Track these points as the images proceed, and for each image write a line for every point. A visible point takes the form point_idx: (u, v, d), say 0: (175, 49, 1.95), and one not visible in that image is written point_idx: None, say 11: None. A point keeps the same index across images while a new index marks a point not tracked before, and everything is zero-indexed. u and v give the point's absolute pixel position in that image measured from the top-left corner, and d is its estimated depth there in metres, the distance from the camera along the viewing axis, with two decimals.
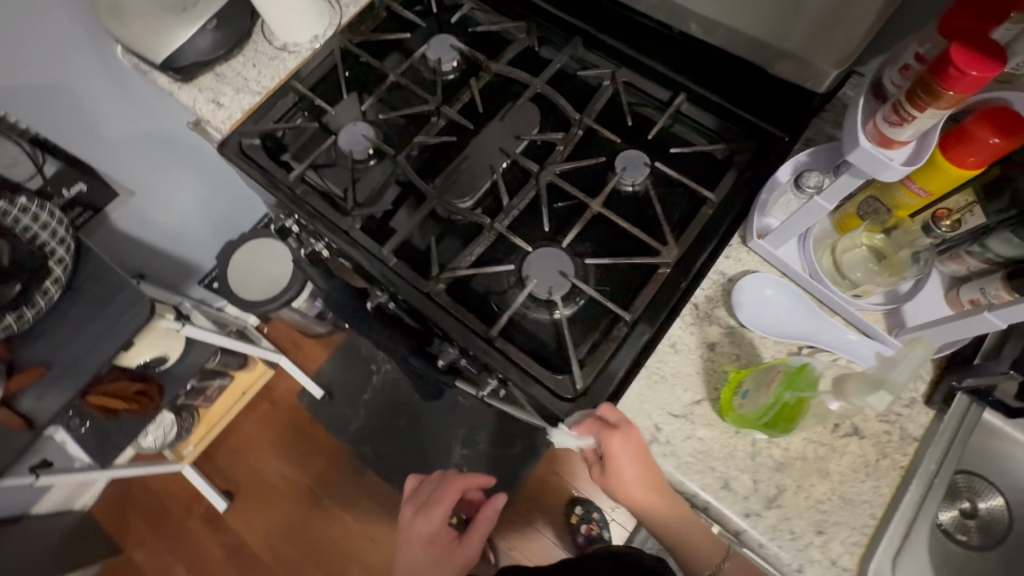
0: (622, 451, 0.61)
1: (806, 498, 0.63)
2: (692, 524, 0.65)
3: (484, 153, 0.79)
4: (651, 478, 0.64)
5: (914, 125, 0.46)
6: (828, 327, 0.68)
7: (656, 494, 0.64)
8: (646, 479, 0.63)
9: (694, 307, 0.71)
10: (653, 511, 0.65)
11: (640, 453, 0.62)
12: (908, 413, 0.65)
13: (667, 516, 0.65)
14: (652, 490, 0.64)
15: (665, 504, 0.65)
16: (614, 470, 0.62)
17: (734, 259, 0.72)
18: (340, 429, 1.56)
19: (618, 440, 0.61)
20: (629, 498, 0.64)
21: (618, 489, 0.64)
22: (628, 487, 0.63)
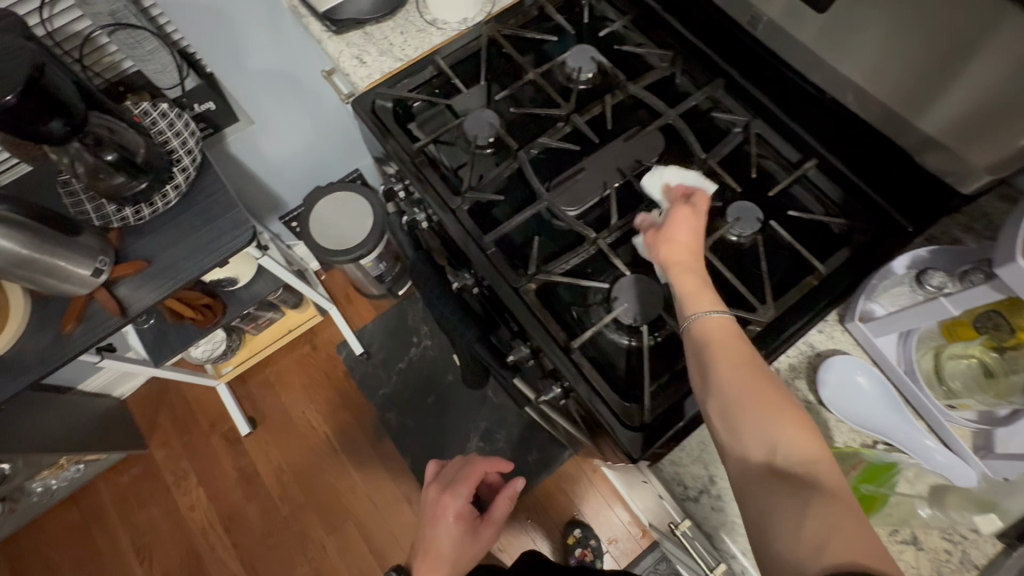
0: (683, 213, 0.65)
1: None
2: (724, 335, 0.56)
3: (601, 169, 0.80)
4: (695, 257, 0.63)
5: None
6: (909, 427, 0.66)
7: (689, 270, 0.62)
8: (695, 254, 0.63)
9: (775, 372, 0.70)
10: (682, 276, 0.61)
11: (698, 228, 0.65)
12: (974, 538, 0.62)
13: (694, 299, 0.59)
14: (690, 263, 0.62)
15: (699, 291, 0.60)
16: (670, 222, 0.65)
17: (827, 335, 0.72)
18: (369, 389, 1.61)
19: (685, 206, 0.66)
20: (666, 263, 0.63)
21: (666, 245, 0.64)
22: (675, 248, 0.63)
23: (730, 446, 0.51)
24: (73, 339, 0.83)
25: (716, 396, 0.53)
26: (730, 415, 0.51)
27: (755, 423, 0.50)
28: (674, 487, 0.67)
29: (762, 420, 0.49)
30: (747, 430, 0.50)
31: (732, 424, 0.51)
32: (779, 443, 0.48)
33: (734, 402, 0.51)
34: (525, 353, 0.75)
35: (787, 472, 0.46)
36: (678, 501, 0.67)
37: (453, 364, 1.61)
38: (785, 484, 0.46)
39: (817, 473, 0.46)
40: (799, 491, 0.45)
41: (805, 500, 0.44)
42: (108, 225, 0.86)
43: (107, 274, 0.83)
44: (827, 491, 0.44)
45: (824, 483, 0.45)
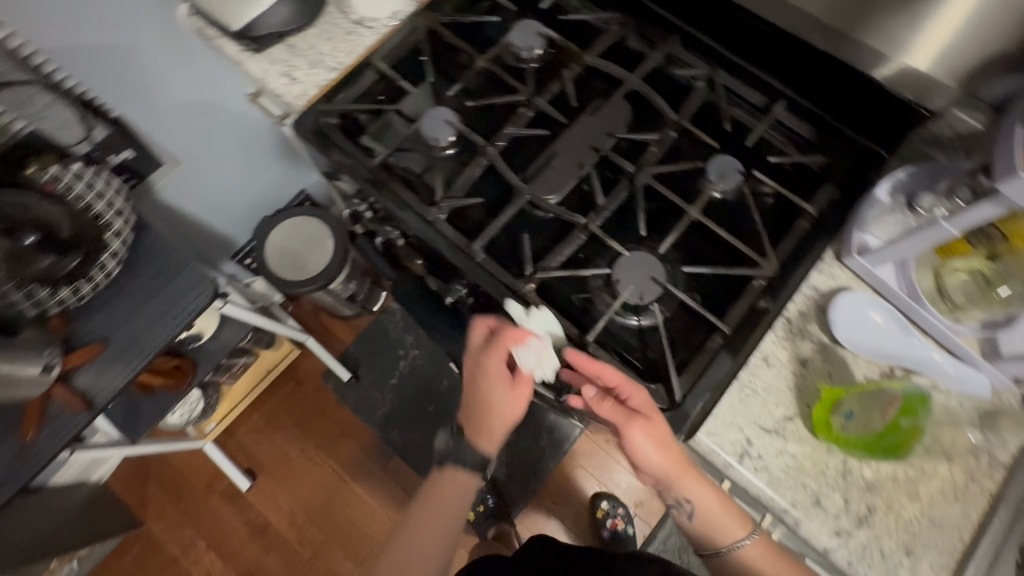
0: (638, 434, 0.63)
1: (896, 518, 0.63)
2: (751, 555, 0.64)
3: (574, 149, 0.76)
4: (680, 467, 0.64)
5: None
6: (921, 349, 0.67)
7: (705, 485, 0.65)
8: (677, 464, 0.64)
9: (787, 321, 0.70)
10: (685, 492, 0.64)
11: (663, 439, 0.63)
12: (998, 440, 0.65)
13: (724, 529, 0.64)
14: (685, 476, 0.64)
15: (723, 528, 0.65)
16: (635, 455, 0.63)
17: (826, 274, 0.72)
18: (365, 413, 1.55)
19: (639, 425, 0.62)
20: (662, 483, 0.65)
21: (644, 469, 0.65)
22: (673, 471, 0.64)
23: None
24: (37, 447, 0.74)
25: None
26: None
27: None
28: (714, 456, 0.66)
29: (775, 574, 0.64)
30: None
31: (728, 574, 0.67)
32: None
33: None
34: None
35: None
36: (721, 469, 0.66)
37: (445, 368, 1.57)
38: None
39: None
40: None
41: None
42: (45, 313, 0.76)
43: (59, 367, 0.74)
44: None
45: None
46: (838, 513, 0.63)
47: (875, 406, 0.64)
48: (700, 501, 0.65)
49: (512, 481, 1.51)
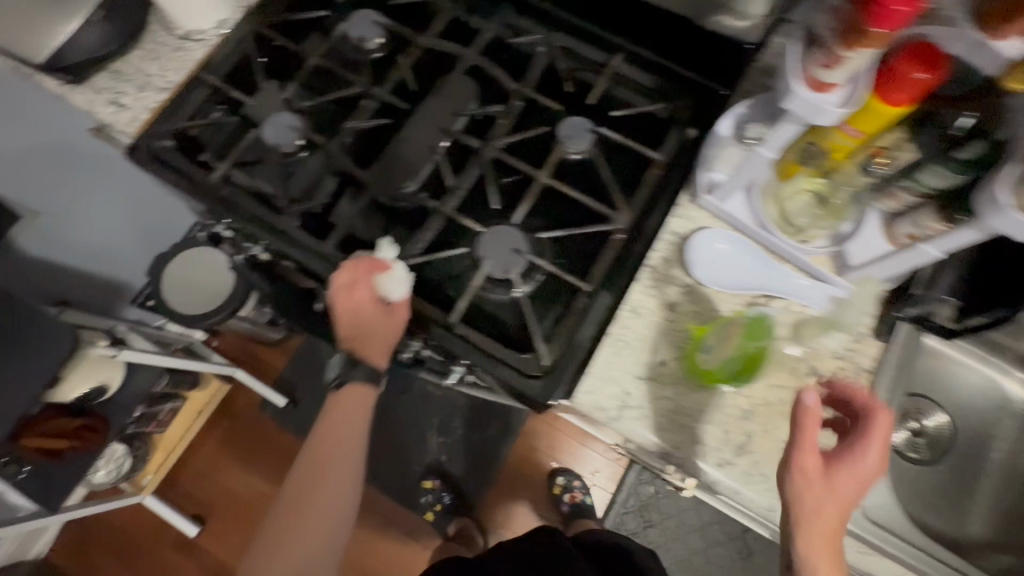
0: (863, 469, 0.56)
1: (774, 440, 0.65)
2: None
3: (422, 133, 0.75)
4: (833, 526, 0.56)
5: (846, 67, 0.46)
6: (778, 273, 0.69)
7: (835, 562, 0.56)
8: (834, 522, 0.56)
9: (651, 269, 0.71)
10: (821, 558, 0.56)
11: (856, 478, 0.56)
12: (859, 347, 0.68)
13: None
14: (825, 537, 0.56)
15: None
16: (817, 494, 0.55)
17: (684, 217, 0.73)
18: (310, 434, 1.52)
19: (877, 446, 0.56)
20: (797, 527, 0.56)
21: (810, 510, 0.55)
22: (812, 525, 0.55)
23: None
24: None
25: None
26: None
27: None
28: (597, 413, 0.67)
29: None
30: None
31: None
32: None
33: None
34: (416, 346, 0.73)
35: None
36: (605, 424, 0.67)
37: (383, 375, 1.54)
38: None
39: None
40: None
41: None
42: None
43: None
44: None
45: None
46: (719, 446, 0.65)
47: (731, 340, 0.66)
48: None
49: (468, 475, 1.50)
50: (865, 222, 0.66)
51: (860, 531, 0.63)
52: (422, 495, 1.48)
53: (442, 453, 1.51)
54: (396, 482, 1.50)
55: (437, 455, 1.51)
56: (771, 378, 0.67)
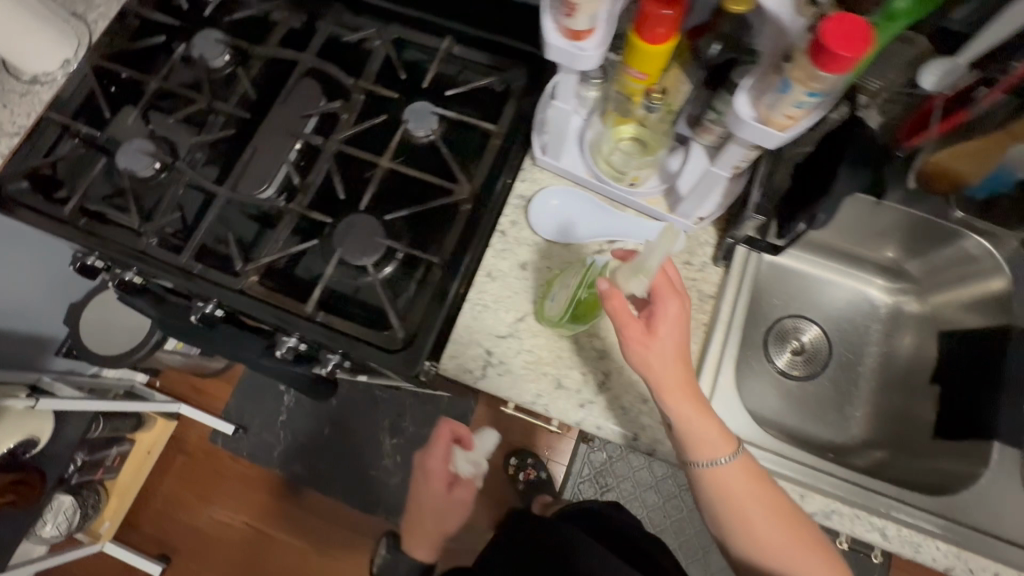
0: (670, 320, 0.59)
1: (630, 374, 0.69)
2: (723, 481, 0.61)
3: (272, 139, 0.77)
4: (682, 376, 0.60)
5: (581, 14, 0.50)
6: (618, 219, 0.74)
7: (695, 405, 0.60)
8: (681, 373, 0.60)
9: (502, 235, 0.74)
10: (687, 419, 0.60)
11: (676, 333, 0.60)
12: (701, 276, 0.72)
13: (703, 449, 0.61)
14: (680, 391, 0.60)
15: (709, 441, 0.61)
16: (645, 347, 0.59)
17: (530, 180, 0.77)
18: (264, 456, 1.53)
19: (675, 300, 0.59)
20: (659, 394, 0.60)
21: (644, 368, 0.60)
22: (664, 386, 0.60)
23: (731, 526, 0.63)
24: None
25: (727, 507, 0.62)
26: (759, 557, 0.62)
27: (779, 549, 0.61)
28: (464, 375, 0.69)
29: (738, 522, 0.61)
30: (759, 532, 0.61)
31: (719, 520, 0.63)
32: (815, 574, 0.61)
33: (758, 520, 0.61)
34: (291, 343, 0.73)
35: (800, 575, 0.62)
36: (474, 386, 0.70)
37: None
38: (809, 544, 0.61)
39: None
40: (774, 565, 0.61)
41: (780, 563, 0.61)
42: None
43: None
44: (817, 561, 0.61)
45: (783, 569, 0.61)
46: (580, 388, 0.68)
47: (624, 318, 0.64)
48: (696, 431, 0.60)
49: None
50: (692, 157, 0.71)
51: None
52: (382, 498, 1.50)
53: (396, 454, 1.52)
54: (356, 490, 1.51)
55: (392, 456, 1.52)
56: None
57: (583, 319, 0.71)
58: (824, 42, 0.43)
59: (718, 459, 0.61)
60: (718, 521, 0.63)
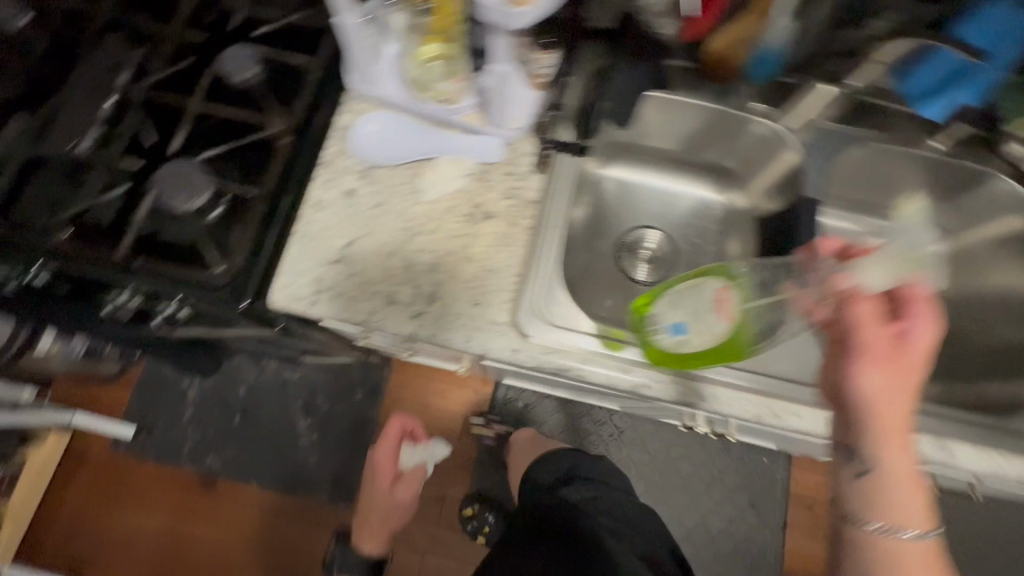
0: (874, 370, 0.55)
1: (460, 282, 0.71)
2: (908, 568, 0.52)
3: (76, 92, 0.73)
4: (899, 419, 0.55)
5: None
6: (437, 137, 0.75)
7: (900, 447, 0.55)
8: (890, 416, 0.55)
9: (327, 165, 0.74)
10: (894, 482, 0.54)
11: (896, 380, 0.55)
12: (524, 183, 0.75)
13: (892, 511, 0.54)
14: (893, 431, 0.54)
15: (904, 506, 0.54)
16: (856, 379, 0.55)
17: (353, 111, 0.76)
18: (173, 455, 1.48)
19: (921, 317, 0.56)
20: (872, 426, 0.55)
21: (863, 410, 0.55)
22: (880, 418, 0.55)
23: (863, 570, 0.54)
24: None
25: None
26: None
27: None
28: (297, 304, 0.70)
29: None
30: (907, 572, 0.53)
31: None
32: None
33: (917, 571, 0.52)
34: (120, 299, 0.71)
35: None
36: (309, 313, 0.70)
37: (236, 376, 1.52)
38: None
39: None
40: None
41: None
42: None
43: None
44: None
45: None
46: (412, 301, 0.70)
47: (704, 309, 0.66)
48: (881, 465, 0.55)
49: (345, 445, 1.50)
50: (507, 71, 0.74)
51: (554, 339, 0.69)
52: (303, 478, 1.48)
53: (313, 432, 1.50)
54: (275, 475, 1.48)
55: (309, 435, 1.50)
56: (448, 230, 0.73)
57: (412, 236, 0.73)
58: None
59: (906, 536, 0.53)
60: None
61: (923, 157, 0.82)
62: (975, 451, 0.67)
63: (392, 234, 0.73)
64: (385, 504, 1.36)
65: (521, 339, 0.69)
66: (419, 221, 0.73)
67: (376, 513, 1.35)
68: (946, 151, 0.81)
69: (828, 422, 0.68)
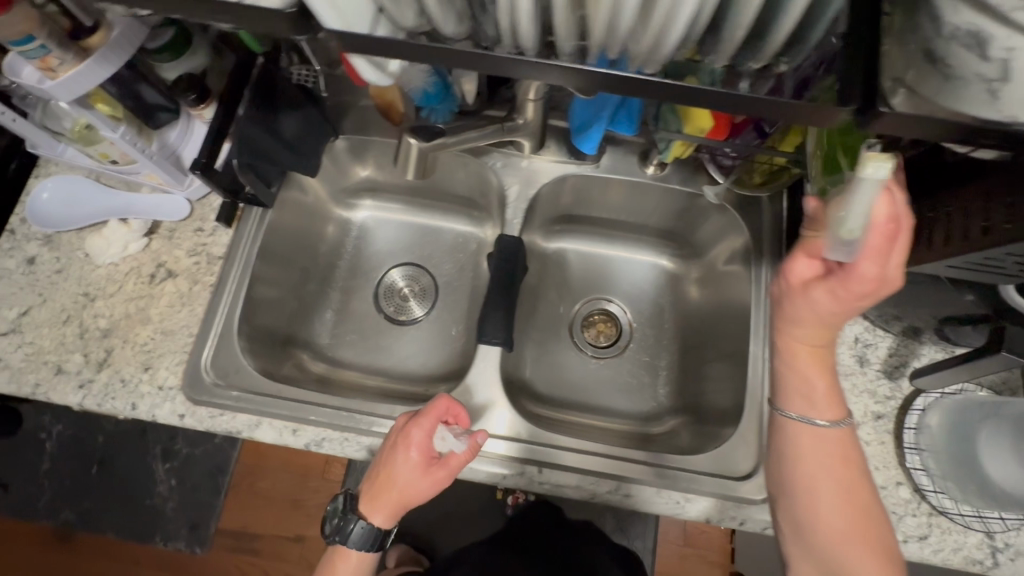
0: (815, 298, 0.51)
1: (132, 346, 0.70)
2: (843, 452, 0.55)
3: None
4: (823, 335, 0.53)
5: None
6: (123, 198, 0.74)
7: (814, 370, 0.55)
8: (815, 336, 0.54)
9: (11, 233, 0.74)
10: (801, 384, 0.55)
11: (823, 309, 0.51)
12: (212, 240, 0.74)
13: (799, 399, 0.56)
14: (813, 355, 0.55)
15: (807, 394, 0.55)
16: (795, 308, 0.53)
17: (44, 175, 0.75)
18: (29, 508, 1.46)
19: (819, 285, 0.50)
20: (781, 338, 0.56)
21: (788, 322, 0.54)
22: (794, 343, 0.55)
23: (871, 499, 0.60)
24: None
25: (797, 472, 0.56)
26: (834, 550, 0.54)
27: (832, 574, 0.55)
28: None
29: (826, 524, 0.54)
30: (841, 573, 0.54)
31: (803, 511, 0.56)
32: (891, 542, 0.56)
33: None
34: None
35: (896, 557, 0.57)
36: None
37: (93, 423, 1.50)
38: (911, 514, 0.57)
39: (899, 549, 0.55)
40: None
41: None
42: None
43: None
44: None
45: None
46: (81, 370, 0.69)
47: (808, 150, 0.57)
48: (800, 487, 0.56)
49: (204, 487, 1.48)
50: (191, 128, 0.73)
51: (221, 402, 0.68)
52: (159, 525, 1.45)
53: (170, 478, 1.44)
54: (132, 522, 1.46)
55: (166, 482, 1.44)
56: (127, 292, 0.72)
57: (89, 301, 0.71)
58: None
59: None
60: (783, 479, 0.57)
61: (637, 183, 0.80)
62: (652, 490, 0.66)
63: (69, 300, 0.71)
64: (406, 496, 0.63)
65: (188, 403, 0.68)
66: (98, 285, 0.72)
67: (395, 495, 0.63)
68: (655, 175, 0.79)
69: (543, 478, 0.68)
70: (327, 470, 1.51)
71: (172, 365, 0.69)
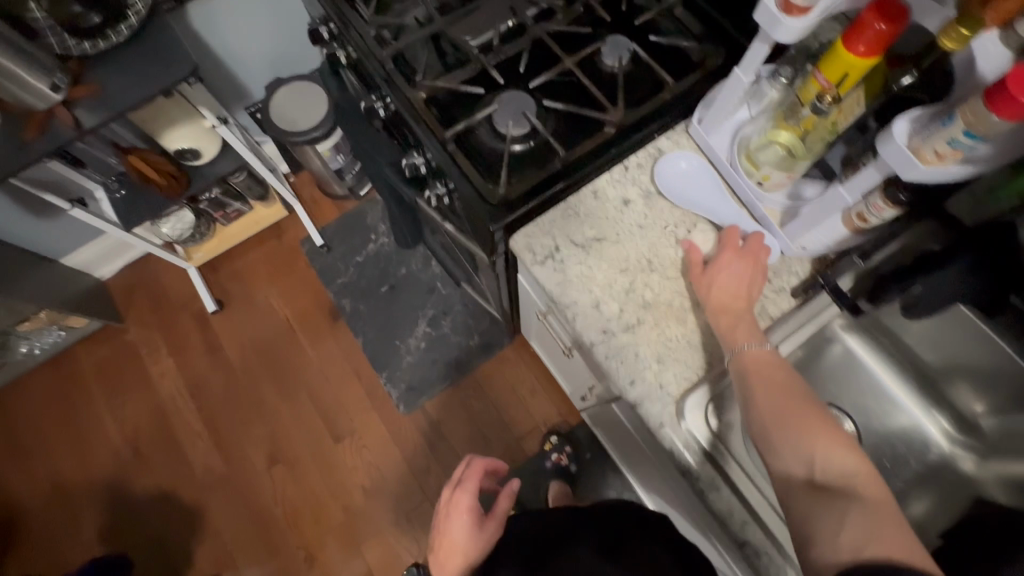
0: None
1: (659, 333, 0.73)
2: (756, 359, 0.64)
3: (497, 7, 0.89)
4: (739, 300, 0.69)
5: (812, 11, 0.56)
6: (730, 209, 0.77)
7: (733, 308, 0.68)
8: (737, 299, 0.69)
9: (624, 168, 0.82)
10: (725, 316, 0.68)
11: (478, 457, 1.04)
12: (771, 297, 0.75)
13: (733, 333, 0.67)
14: (735, 308, 0.68)
15: (738, 327, 0.67)
16: None
17: (673, 141, 0.83)
18: (328, 278, 1.74)
19: None
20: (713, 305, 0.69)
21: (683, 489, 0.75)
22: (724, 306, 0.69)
23: (812, 513, 0.53)
24: (35, 146, 0.95)
25: (751, 384, 0.62)
26: (784, 431, 0.58)
27: (805, 457, 0.56)
28: (527, 254, 0.78)
29: (790, 425, 0.58)
30: (816, 455, 0.56)
31: (780, 442, 0.58)
32: (814, 458, 0.56)
33: (797, 474, 0.56)
34: (418, 161, 0.86)
35: (812, 478, 0.55)
36: (529, 267, 0.77)
37: (407, 258, 1.74)
38: (820, 497, 0.53)
39: (864, 493, 0.52)
40: (838, 502, 0.52)
41: (845, 511, 0.51)
42: (68, 54, 0.96)
43: (65, 93, 0.94)
44: (866, 502, 0.51)
45: (862, 501, 0.52)
46: (610, 317, 0.74)
47: None
48: (767, 390, 0.61)
49: (438, 368, 1.64)
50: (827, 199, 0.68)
51: (700, 440, 0.68)
52: (393, 366, 1.64)
53: (422, 340, 1.66)
54: (377, 346, 1.67)
55: (419, 340, 1.66)
56: (682, 286, 0.75)
57: (648, 269, 0.76)
58: (1004, 87, 0.43)
59: (755, 345, 0.65)
60: (747, 402, 0.62)
61: None
62: None
63: (635, 256, 0.76)
64: (464, 554, 0.89)
65: (674, 417, 0.70)
66: (663, 262, 0.76)
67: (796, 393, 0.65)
68: None
69: None
70: (524, 437, 1.57)
71: (677, 378, 0.71)
